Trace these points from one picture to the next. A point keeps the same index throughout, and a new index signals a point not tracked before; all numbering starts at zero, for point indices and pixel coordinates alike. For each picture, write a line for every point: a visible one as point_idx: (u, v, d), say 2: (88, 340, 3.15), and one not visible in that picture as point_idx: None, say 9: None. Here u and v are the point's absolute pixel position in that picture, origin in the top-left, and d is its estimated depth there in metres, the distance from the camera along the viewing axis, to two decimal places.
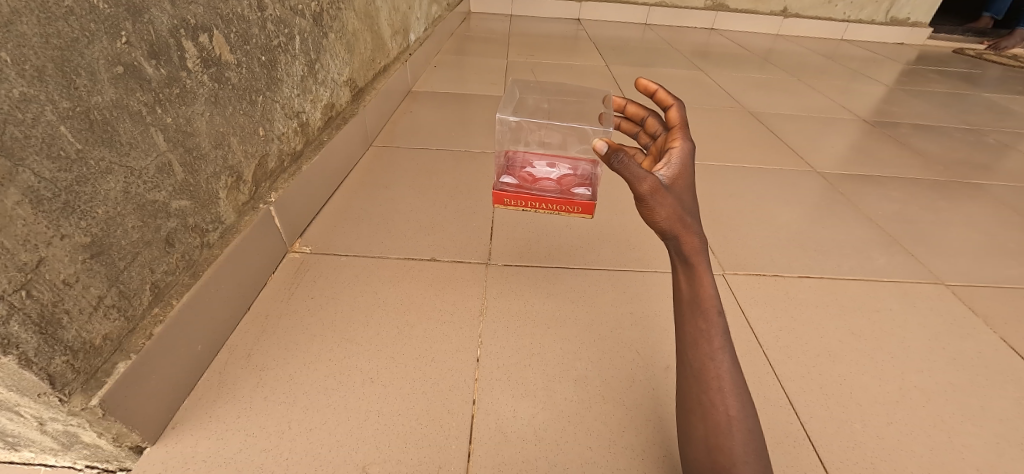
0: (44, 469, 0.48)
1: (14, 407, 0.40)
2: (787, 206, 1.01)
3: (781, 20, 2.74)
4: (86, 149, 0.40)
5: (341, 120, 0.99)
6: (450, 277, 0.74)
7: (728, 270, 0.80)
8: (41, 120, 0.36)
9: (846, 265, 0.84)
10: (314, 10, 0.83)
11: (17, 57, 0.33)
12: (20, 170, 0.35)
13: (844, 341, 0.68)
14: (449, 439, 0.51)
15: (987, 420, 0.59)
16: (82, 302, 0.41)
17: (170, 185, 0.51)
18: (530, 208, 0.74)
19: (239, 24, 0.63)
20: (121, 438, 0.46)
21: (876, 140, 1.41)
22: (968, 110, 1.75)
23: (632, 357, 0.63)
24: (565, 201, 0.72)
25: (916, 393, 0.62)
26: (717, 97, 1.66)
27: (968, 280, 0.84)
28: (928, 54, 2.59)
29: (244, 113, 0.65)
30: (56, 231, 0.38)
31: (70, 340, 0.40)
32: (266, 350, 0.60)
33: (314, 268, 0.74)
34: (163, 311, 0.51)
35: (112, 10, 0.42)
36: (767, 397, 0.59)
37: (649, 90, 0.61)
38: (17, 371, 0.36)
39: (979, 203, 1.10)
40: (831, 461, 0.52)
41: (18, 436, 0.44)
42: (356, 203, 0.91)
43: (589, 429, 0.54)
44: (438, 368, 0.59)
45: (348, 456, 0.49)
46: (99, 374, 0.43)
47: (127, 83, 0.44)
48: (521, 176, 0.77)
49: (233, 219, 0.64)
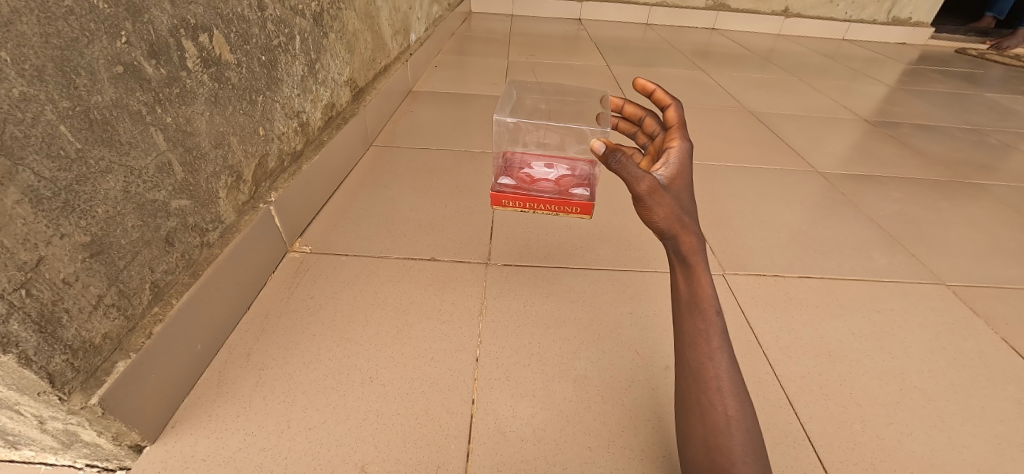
0: (44, 467, 0.48)
1: (14, 406, 0.40)
2: (787, 206, 1.01)
3: (782, 19, 2.73)
4: (86, 149, 0.40)
5: (341, 120, 0.99)
6: (450, 277, 0.74)
7: (727, 270, 0.80)
8: (41, 119, 0.36)
9: (847, 265, 0.84)
10: (314, 10, 0.83)
11: (18, 56, 0.33)
12: (20, 169, 0.35)
13: (844, 342, 0.68)
14: (448, 438, 0.51)
15: (987, 421, 0.59)
16: (82, 301, 0.42)
17: (170, 184, 0.51)
18: (529, 208, 0.74)
19: (239, 23, 0.63)
20: (121, 436, 0.46)
21: (878, 140, 1.40)
22: (970, 110, 1.74)
23: (631, 357, 0.63)
24: (564, 201, 0.72)
25: (917, 393, 0.62)
26: (718, 96, 1.66)
27: (969, 280, 0.84)
28: (930, 54, 2.58)
29: (244, 112, 0.65)
30: (56, 230, 0.38)
31: (69, 338, 0.41)
32: (266, 350, 0.61)
33: (313, 268, 0.74)
34: (163, 309, 0.51)
35: (112, 10, 0.42)
36: (766, 397, 0.59)
37: (648, 89, 0.61)
38: (17, 369, 0.36)
39: (980, 204, 1.09)
40: (831, 462, 0.52)
41: (19, 435, 0.44)
42: (356, 203, 0.91)
43: (588, 429, 0.54)
44: (437, 367, 0.59)
45: (347, 455, 0.49)
46: (99, 373, 0.44)
47: (127, 82, 0.44)
48: (521, 176, 0.77)
49: (233, 218, 0.65)
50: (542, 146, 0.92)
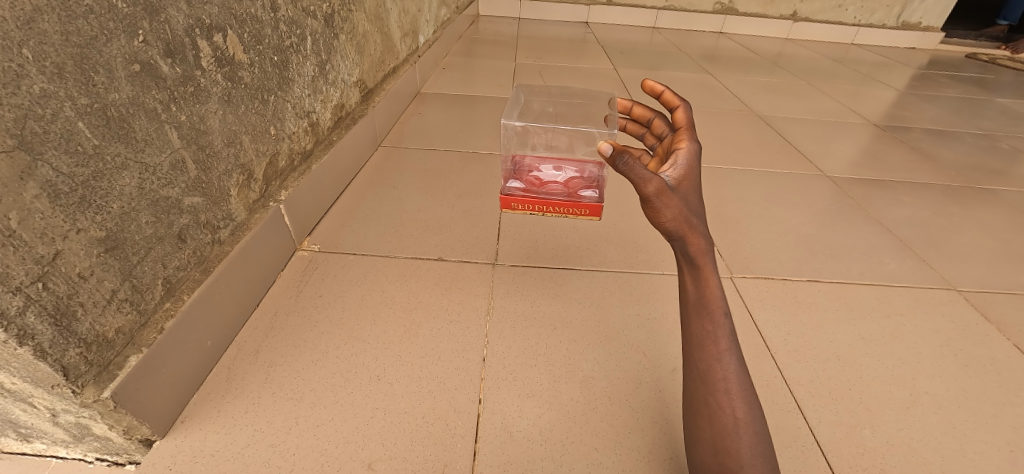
0: (55, 461, 0.49)
1: (28, 398, 0.41)
2: (796, 210, 1.00)
3: (790, 23, 2.72)
4: (103, 145, 0.41)
5: (350, 120, 1.00)
6: (457, 277, 0.75)
7: (735, 272, 0.80)
8: (60, 115, 0.36)
9: (856, 269, 0.83)
10: (325, 11, 0.84)
11: (38, 53, 0.34)
12: (39, 164, 0.35)
13: (854, 346, 0.68)
14: (454, 438, 0.51)
15: (1000, 428, 0.58)
16: (96, 296, 0.42)
17: (184, 181, 0.52)
18: (538, 211, 0.74)
19: (252, 24, 0.63)
20: (132, 431, 0.46)
21: (887, 144, 1.39)
22: (981, 115, 1.73)
23: (638, 358, 0.63)
24: (573, 203, 0.72)
25: (926, 399, 0.61)
26: (726, 100, 1.65)
27: (981, 286, 0.83)
28: (941, 59, 2.56)
29: (257, 111, 0.66)
30: (73, 225, 0.39)
31: (84, 332, 0.41)
32: (275, 346, 0.61)
33: (322, 266, 0.75)
34: (174, 305, 0.52)
35: (130, 10, 0.43)
36: (774, 401, 0.58)
37: (656, 90, 0.60)
38: (33, 362, 0.37)
39: (992, 209, 1.08)
40: (841, 467, 0.52)
41: (31, 427, 0.45)
42: (363, 203, 0.92)
43: (595, 430, 0.53)
44: (444, 367, 0.59)
45: (354, 452, 0.49)
46: (111, 366, 0.44)
47: (144, 81, 0.45)
48: (529, 179, 0.77)
49: (244, 216, 0.65)
50: (551, 149, 0.93)
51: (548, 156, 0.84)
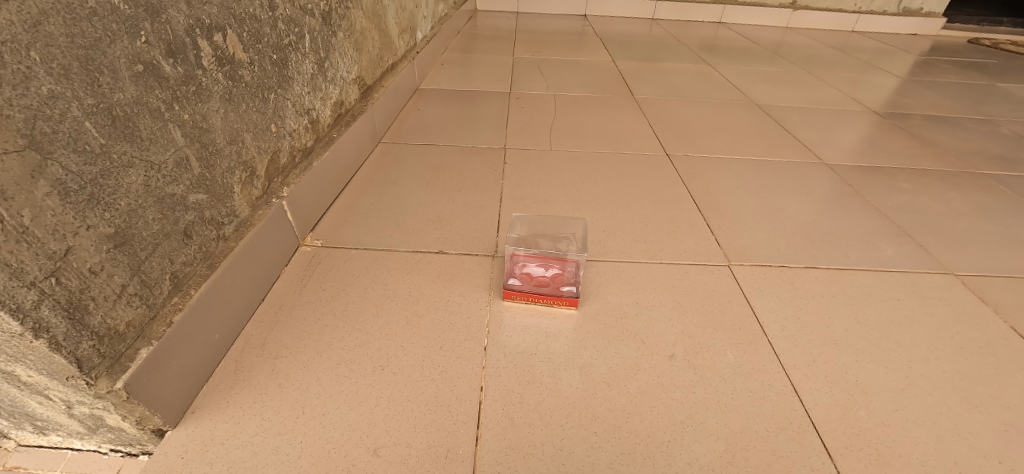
0: (70, 453, 0.52)
1: (45, 391, 0.43)
2: (794, 198, 1.01)
3: (790, 12, 2.70)
4: (109, 144, 0.42)
5: (350, 117, 1.01)
6: (457, 269, 0.76)
7: (733, 261, 0.81)
8: (67, 115, 0.38)
9: (854, 256, 0.84)
10: (323, 9, 0.85)
11: (46, 55, 0.35)
12: (49, 163, 0.37)
13: (851, 330, 0.69)
14: (456, 424, 0.53)
15: (995, 408, 0.59)
16: (107, 290, 0.43)
17: (188, 179, 0.53)
18: (533, 303, 0.69)
19: (251, 23, 0.64)
20: (144, 421, 0.48)
21: (887, 131, 1.39)
22: (983, 100, 1.72)
23: (636, 345, 0.64)
24: (559, 295, 0.68)
25: (923, 381, 0.62)
26: (724, 90, 1.66)
27: (978, 270, 0.83)
28: (942, 45, 2.54)
29: (258, 110, 0.67)
30: (83, 222, 0.40)
31: (96, 325, 0.43)
32: (280, 339, 0.62)
33: (324, 261, 0.76)
34: (183, 300, 0.53)
35: (132, 11, 0.44)
36: (770, 385, 0.59)
37: None
38: (48, 354, 0.39)
39: (992, 194, 1.08)
40: (836, 448, 0.53)
41: (47, 420, 0.48)
42: (364, 198, 0.93)
43: (594, 415, 0.55)
44: (447, 356, 0.60)
45: (360, 439, 0.51)
46: (123, 359, 0.46)
47: (147, 80, 0.46)
48: (525, 275, 0.70)
49: (247, 213, 0.66)
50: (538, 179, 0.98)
51: (534, 219, 0.84)
